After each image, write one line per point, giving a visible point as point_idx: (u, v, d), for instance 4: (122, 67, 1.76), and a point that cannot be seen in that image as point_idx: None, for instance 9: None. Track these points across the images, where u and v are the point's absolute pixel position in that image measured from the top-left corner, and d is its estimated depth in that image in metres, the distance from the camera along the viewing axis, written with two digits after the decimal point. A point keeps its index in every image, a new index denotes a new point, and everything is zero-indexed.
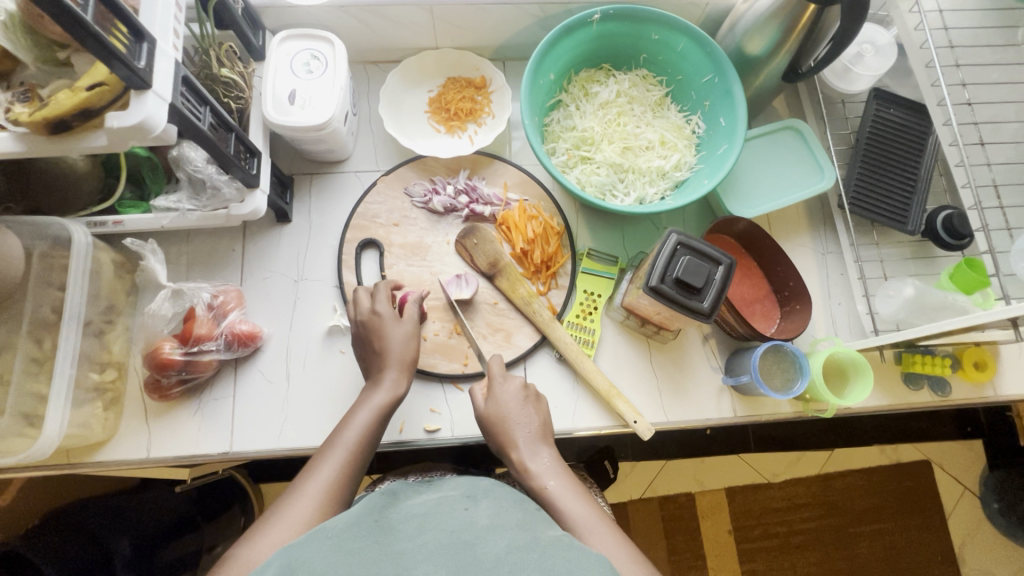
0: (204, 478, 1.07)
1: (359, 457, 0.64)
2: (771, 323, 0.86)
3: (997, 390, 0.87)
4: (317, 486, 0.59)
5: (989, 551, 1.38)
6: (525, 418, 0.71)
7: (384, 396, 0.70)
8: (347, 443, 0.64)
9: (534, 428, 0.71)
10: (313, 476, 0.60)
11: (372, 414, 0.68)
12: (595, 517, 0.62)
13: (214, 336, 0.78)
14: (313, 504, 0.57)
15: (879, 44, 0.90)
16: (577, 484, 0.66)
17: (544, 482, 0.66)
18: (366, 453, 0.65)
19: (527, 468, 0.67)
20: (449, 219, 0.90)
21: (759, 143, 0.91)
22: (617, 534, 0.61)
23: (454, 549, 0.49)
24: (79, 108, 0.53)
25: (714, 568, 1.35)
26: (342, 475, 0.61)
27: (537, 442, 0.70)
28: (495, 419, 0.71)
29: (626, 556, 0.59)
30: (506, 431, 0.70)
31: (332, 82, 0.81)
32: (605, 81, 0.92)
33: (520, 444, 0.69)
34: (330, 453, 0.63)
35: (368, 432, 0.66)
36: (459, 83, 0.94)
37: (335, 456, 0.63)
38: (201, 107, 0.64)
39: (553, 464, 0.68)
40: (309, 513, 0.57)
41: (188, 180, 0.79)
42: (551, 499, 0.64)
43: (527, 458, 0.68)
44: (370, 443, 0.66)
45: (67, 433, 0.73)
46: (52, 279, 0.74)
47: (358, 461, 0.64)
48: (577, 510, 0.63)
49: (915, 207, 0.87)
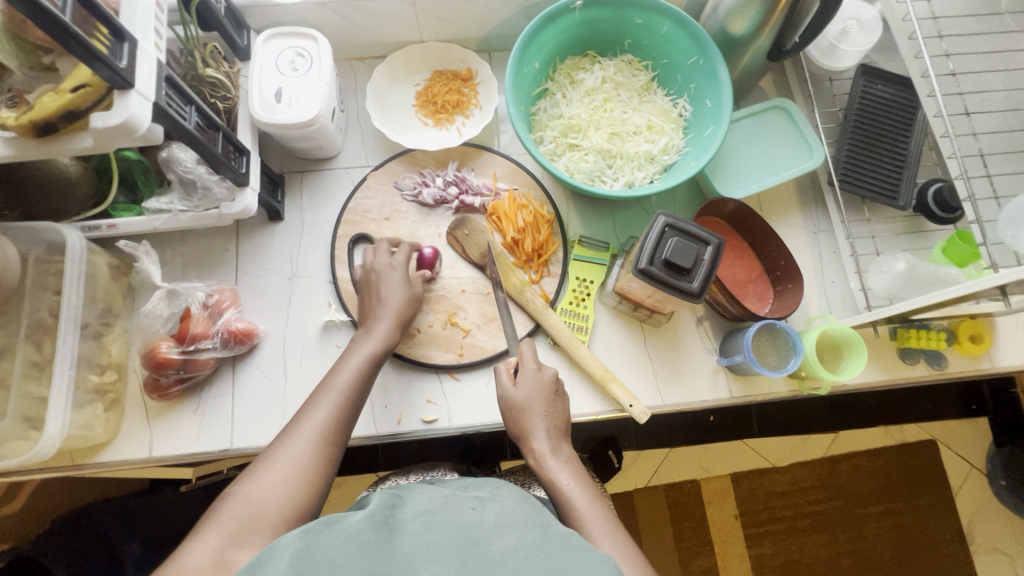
0: (210, 477, 1.09)
1: (353, 396, 0.69)
2: (764, 304, 0.86)
3: (994, 362, 0.87)
4: (314, 424, 0.64)
5: (997, 528, 1.37)
6: (546, 410, 0.72)
7: (378, 340, 0.75)
8: (341, 385, 0.69)
9: (556, 424, 0.72)
10: (310, 416, 0.65)
11: (365, 358, 0.72)
12: (607, 523, 0.62)
13: (210, 335, 0.79)
14: (310, 442, 0.62)
15: (864, 20, 0.89)
16: (591, 487, 0.67)
17: (561, 481, 0.67)
18: (360, 394, 0.70)
19: (545, 464, 0.69)
20: (440, 211, 0.90)
21: (747, 124, 0.91)
22: (627, 543, 0.61)
23: (463, 547, 0.49)
24: (65, 109, 0.54)
25: (721, 552, 1.35)
26: (337, 415, 0.66)
27: (558, 440, 0.71)
28: (518, 407, 0.73)
29: (635, 565, 0.59)
30: (527, 424, 0.72)
31: (318, 78, 0.82)
32: (590, 67, 0.92)
33: (540, 437, 0.71)
34: (324, 394, 0.68)
35: (363, 374, 0.71)
36: (445, 75, 0.94)
37: (329, 397, 0.67)
38: (188, 107, 0.65)
39: (570, 464, 0.69)
40: (307, 448, 0.62)
41: (179, 182, 0.80)
42: (566, 498, 0.65)
43: (547, 453, 0.69)
44: (363, 386, 0.71)
45: (69, 435, 0.74)
46: (48, 283, 0.75)
47: (352, 400, 0.69)
48: (590, 516, 0.63)
49: (906, 181, 0.87)
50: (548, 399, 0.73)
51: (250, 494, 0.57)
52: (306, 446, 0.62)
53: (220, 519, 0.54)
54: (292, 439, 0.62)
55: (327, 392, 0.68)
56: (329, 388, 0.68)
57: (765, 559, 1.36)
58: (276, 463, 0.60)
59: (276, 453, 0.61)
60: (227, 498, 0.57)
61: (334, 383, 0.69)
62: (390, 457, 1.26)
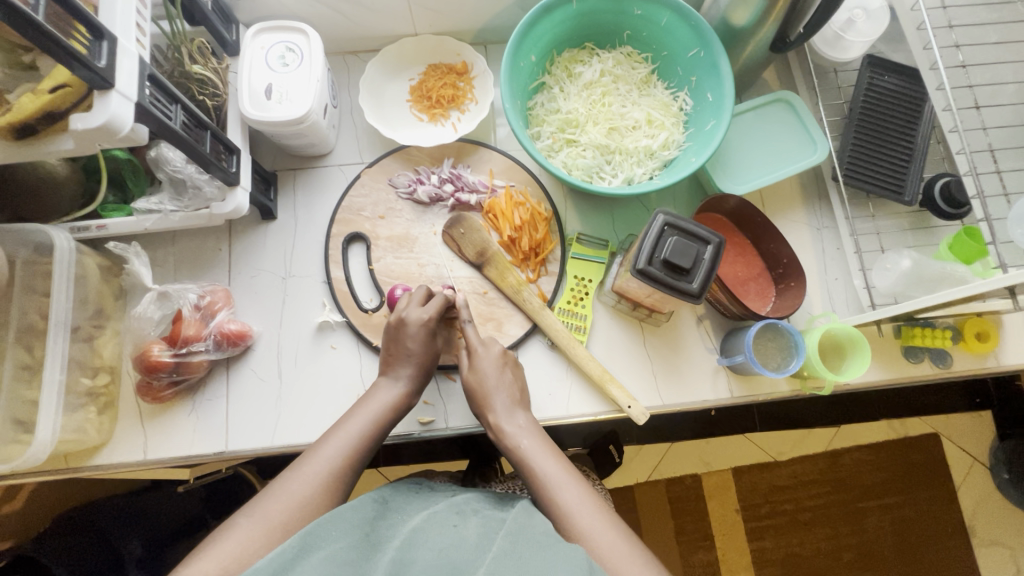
0: (208, 476, 1.08)
1: (365, 446, 0.68)
2: (767, 301, 0.85)
3: (1001, 360, 0.85)
4: (322, 468, 0.64)
5: (1002, 523, 1.36)
6: (502, 385, 0.73)
7: (397, 394, 0.73)
8: (354, 434, 0.68)
9: (511, 394, 0.73)
10: (319, 458, 0.65)
11: (380, 411, 0.71)
12: (565, 474, 0.64)
13: (203, 337, 0.78)
14: (315, 484, 0.62)
15: (870, 9, 0.85)
16: (546, 441, 0.68)
17: (518, 441, 0.69)
18: (372, 445, 0.69)
19: (502, 430, 0.70)
20: (435, 209, 0.88)
21: (750, 118, 0.89)
22: (588, 491, 0.64)
23: None
24: (43, 110, 0.52)
25: (722, 547, 1.35)
26: (345, 462, 0.65)
27: (513, 406, 0.72)
28: (474, 387, 0.74)
29: (597, 512, 0.62)
30: (482, 396, 0.73)
31: (308, 74, 0.79)
32: (589, 60, 0.90)
33: (496, 408, 0.72)
34: (335, 441, 0.67)
35: (377, 426, 0.70)
36: (440, 69, 0.92)
37: (341, 440, 0.67)
38: (172, 106, 0.63)
39: (526, 425, 0.70)
40: (310, 490, 0.62)
41: (169, 182, 0.78)
42: (523, 457, 0.67)
43: (500, 420, 0.71)
44: (376, 437, 0.70)
45: (61, 439, 0.74)
46: (36, 286, 0.74)
47: (362, 452, 0.68)
48: (548, 468, 0.65)
49: (912, 176, 0.85)
50: (499, 369, 0.74)
51: (245, 531, 0.57)
52: (309, 488, 0.62)
53: (213, 551, 0.55)
54: (297, 478, 0.62)
55: (337, 438, 0.67)
56: (340, 434, 0.68)
57: (766, 553, 1.35)
58: (276, 498, 0.60)
59: (275, 492, 0.61)
60: (225, 530, 0.57)
61: (346, 430, 0.68)
62: (390, 453, 1.25)
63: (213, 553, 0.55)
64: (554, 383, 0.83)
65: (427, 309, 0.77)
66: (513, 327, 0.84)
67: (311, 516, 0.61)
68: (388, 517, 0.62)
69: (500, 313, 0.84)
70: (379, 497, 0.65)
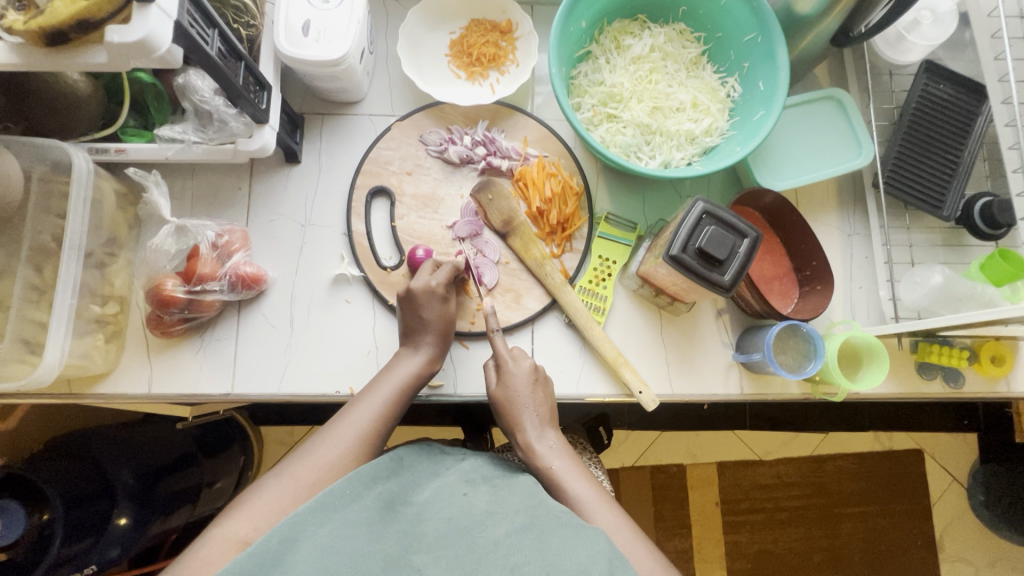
0: (204, 418, 1.08)
1: (391, 413, 0.68)
2: (788, 302, 0.84)
3: (1010, 386, 0.85)
4: (349, 433, 0.64)
5: (969, 541, 1.40)
6: (533, 403, 0.72)
7: (420, 363, 0.73)
8: (380, 401, 0.68)
9: (542, 412, 0.72)
10: (348, 423, 0.65)
11: (404, 378, 0.71)
12: (597, 497, 0.65)
13: (217, 277, 0.77)
14: (343, 448, 0.63)
15: (938, 11, 0.84)
16: (579, 464, 0.69)
17: (549, 463, 0.69)
18: (399, 410, 0.69)
19: (533, 450, 0.70)
20: (464, 171, 0.86)
21: (796, 113, 0.87)
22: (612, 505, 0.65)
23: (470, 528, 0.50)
24: (77, 18, 0.49)
25: (698, 537, 1.38)
26: (371, 428, 0.66)
27: (544, 425, 0.72)
28: (505, 405, 0.72)
29: (611, 513, 0.64)
30: (514, 416, 0.72)
31: (349, 14, 0.75)
32: (639, 33, 0.86)
33: (527, 428, 0.71)
34: (365, 403, 0.68)
35: (401, 393, 0.70)
36: (484, 25, 0.88)
37: (368, 406, 0.68)
38: (210, 31, 0.60)
39: (558, 447, 0.70)
40: (338, 453, 0.63)
41: (194, 112, 0.74)
42: (556, 480, 0.67)
43: (532, 440, 0.70)
44: (401, 405, 0.70)
45: (67, 363, 0.73)
46: (52, 206, 0.71)
47: (388, 419, 0.68)
48: (579, 490, 0.66)
49: (953, 192, 0.83)
50: (531, 386, 0.73)
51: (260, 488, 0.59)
52: (337, 451, 0.63)
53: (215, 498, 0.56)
54: (325, 441, 0.63)
55: (366, 402, 0.68)
56: (367, 399, 0.68)
57: (740, 547, 1.38)
58: (305, 459, 0.62)
59: (308, 451, 0.62)
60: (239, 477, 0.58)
61: (372, 399, 0.68)
62: None
63: (246, 511, 0.57)
64: (567, 361, 0.83)
65: (439, 276, 0.76)
66: (531, 301, 0.82)
67: (327, 473, 0.61)
68: (400, 476, 0.65)
69: (520, 286, 0.83)
70: (394, 454, 0.67)
